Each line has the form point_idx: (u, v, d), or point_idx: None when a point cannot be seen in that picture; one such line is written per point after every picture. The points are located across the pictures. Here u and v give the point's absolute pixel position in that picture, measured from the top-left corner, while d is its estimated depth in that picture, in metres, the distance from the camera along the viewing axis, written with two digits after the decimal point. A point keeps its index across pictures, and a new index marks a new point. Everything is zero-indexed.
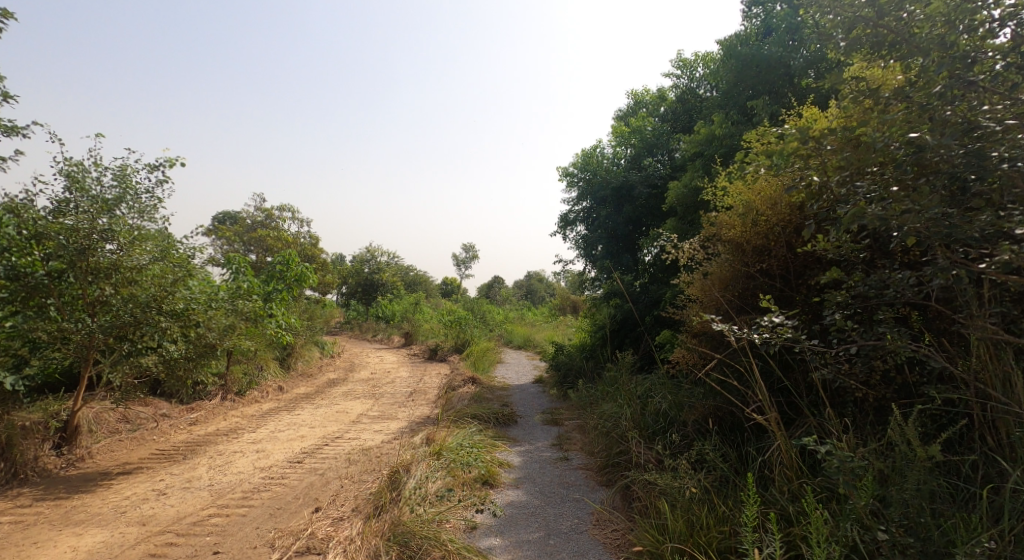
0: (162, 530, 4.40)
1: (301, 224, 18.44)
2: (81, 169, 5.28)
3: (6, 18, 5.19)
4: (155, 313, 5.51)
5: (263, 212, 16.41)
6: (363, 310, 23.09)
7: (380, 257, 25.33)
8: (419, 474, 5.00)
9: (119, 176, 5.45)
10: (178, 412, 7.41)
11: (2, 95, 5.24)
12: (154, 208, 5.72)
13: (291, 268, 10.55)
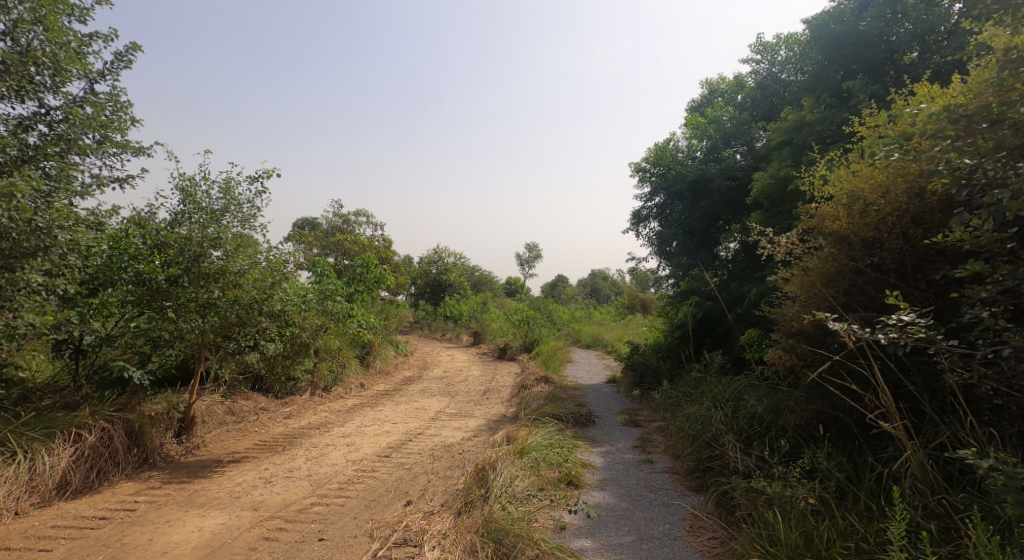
0: (273, 516, 4.71)
1: (375, 228, 19.25)
2: (193, 184, 5.73)
3: (134, 49, 5.78)
4: (257, 314, 5.93)
5: (341, 217, 17.31)
6: (432, 310, 23.68)
7: (449, 257, 25.89)
8: (505, 472, 5.01)
9: (226, 189, 5.88)
10: (274, 406, 7.91)
11: (133, 119, 5.83)
12: (254, 217, 6.13)
13: (370, 270, 11.05)
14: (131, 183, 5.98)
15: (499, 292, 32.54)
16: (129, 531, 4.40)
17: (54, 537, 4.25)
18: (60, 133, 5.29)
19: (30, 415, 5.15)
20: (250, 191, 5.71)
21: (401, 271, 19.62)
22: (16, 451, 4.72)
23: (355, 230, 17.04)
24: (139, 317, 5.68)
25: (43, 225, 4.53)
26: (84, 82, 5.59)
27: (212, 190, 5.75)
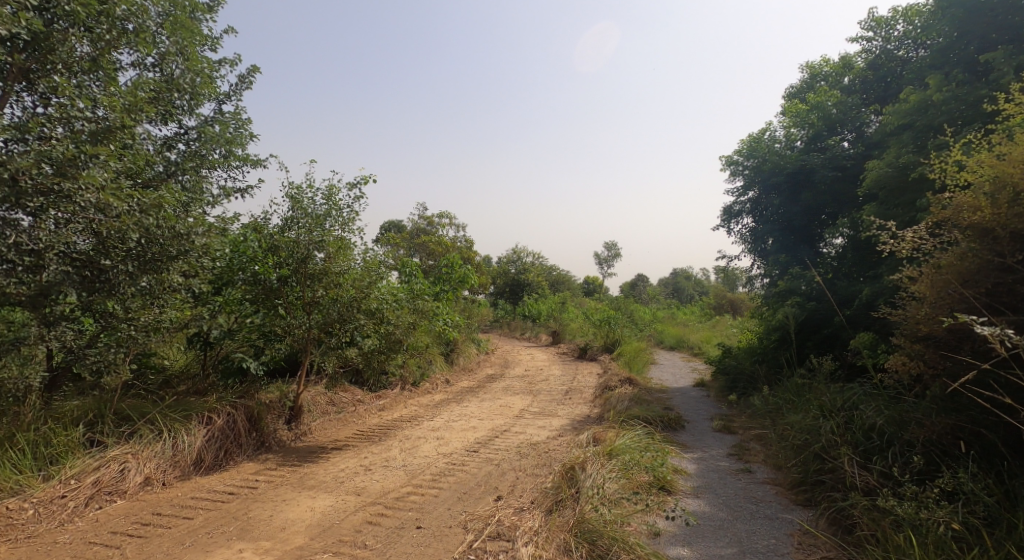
0: (374, 502, 4.93)
1: (458, 229, 19.78)
2: (301, 192, 6.12)
3: (255, 72, 6.31)
4: (356, 312, 6.27)
5: (426, 220, 18.22)
6: (512, 309, 23.85)
7: (528, 257, 26.01)
8: (596, 473, 4.93)
9: (328, 195, 6.22)
10: (369, 398, 8.29)
11: (252, 135, 6.37)
12: (354, 221, 6.45)
13: (455, 270, 11.37)
14: (250, 193, 6.51)
15: (579, 291, 32.28)
16: (253, 506, 4.77)
17: (193, 507, 4.69)
18: (196, 150, 5.92)
19: (169, 399, 5.73)
20: (349, 197, 6.00)
21: (482, 270, 19.94)
22: (164, 429, 5.28)
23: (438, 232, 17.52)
24: (254, 312, 6.07)
25: (183, 231, 5.02)
26: (213, 103, 6.16)
27: (317, 197, 6.10)
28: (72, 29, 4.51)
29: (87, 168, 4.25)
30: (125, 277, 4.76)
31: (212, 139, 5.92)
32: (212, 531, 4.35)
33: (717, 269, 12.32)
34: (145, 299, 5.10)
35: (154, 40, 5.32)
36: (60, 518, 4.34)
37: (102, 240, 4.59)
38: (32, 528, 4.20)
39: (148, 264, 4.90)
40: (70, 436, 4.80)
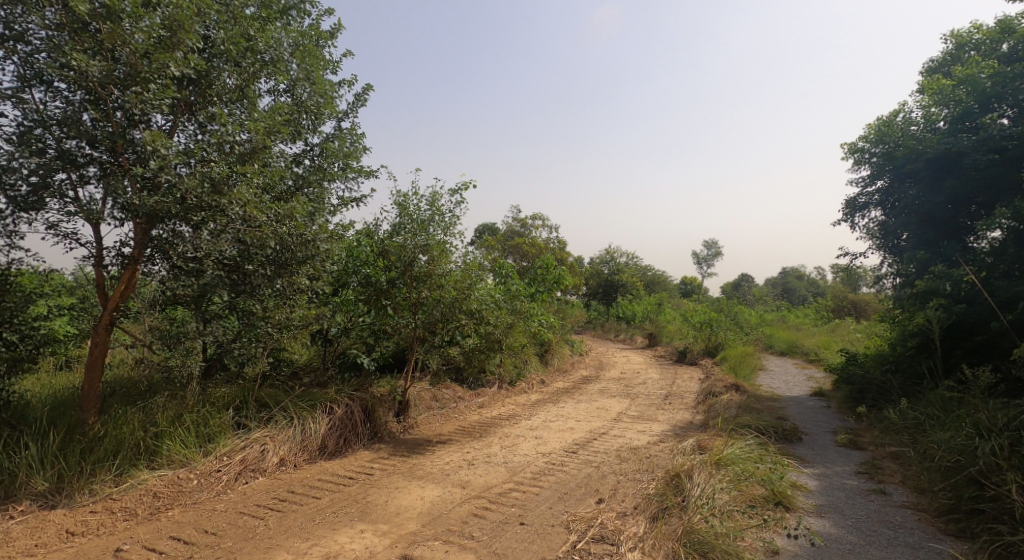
0: (478, 495, 5.11)
1: (551, 230, 19.90)
2: (407, 198, 6.48)
3: (366, 89, 6.80)
4: (458, 313, 6.51)
5: (519, 221, 18.62)
6: (604, 310, 23.50)
7: (621, 257, 25.58)
8: (705, 483, 4.78)
9: (431, 202, 6.52)
10: (469, 395, 8.56)
11: (364, 148, 6.87)
12: (456, 226, 6.68)
13: (550, 270, 11.48)
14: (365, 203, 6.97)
15: (677, 293, 31.23)
16: (371, 491, 5.13)
17: (320, 488, 5.13)
18: (319, 165, 6.44)
19: (298, 389, 6.30)
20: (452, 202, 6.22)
21: (576, 271, 19.90)
22: (293, 417, 5.81)
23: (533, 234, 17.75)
24: (366, 312, 6.57)
25: (310, 237, 5.48)
26: (333, 121, 6.67)
27: (422, 203, 6.42)
28: (225, 65, 5.29)
29: (237, 186, 4.85)
30: (263, 278, 5.31)
31: (332, 154, 6.43)
32: (336, 510, 4.73)
33: (838, 270, 11.40)
34: (279, 299, 5.65)
35: (287, 68, 5.93)
36: (216, 489, 4.92)
37: (245, 246, 5.09)
38: (197, 495, 4.80)
39: (284, 267, 5.42)
40: (221, 418, 5.42)
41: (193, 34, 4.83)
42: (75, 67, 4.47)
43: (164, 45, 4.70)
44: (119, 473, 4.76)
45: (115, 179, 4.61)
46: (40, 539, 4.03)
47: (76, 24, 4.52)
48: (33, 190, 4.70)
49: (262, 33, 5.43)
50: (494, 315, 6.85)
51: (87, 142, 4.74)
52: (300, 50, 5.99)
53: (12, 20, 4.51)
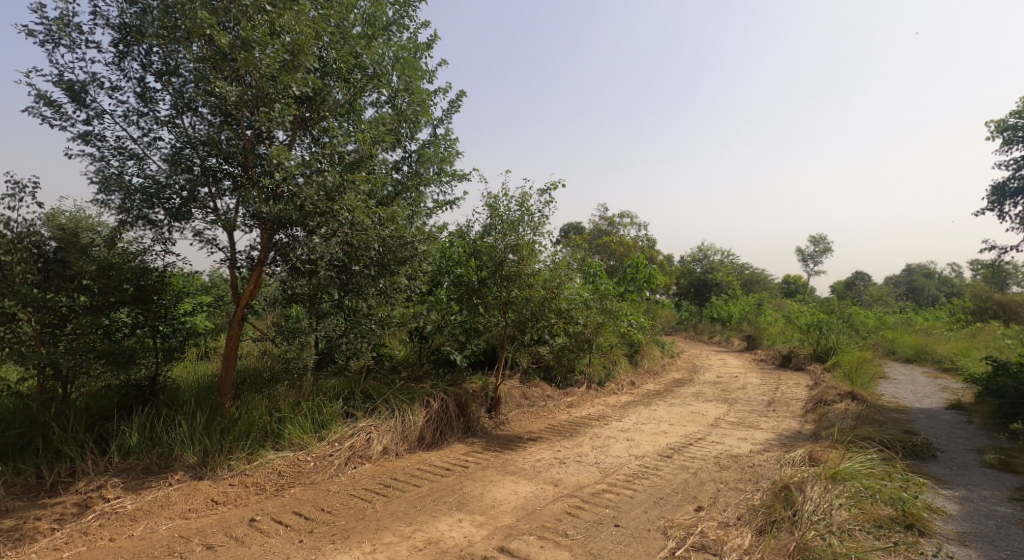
0: (570, 494, 5.26)
1: (640, 227, 19.61)
2: (497, 199, 6.75)
3: (460, 96, 7.15)
4: (548, 312, 6.66)
5: (607, 219, 18.55)
6: (697, 310, 22.79)
7: (716, 255, 24.69)
8: (819, 498, 4.65)
9: (521, 203, 6.74)
10: (558, 395, 8.73)
11: (457, 153, 7.24)
12: (546, 226, 6.85)
13: (641, 270, 11.43)
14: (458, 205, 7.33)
15: (781, 293, 29.61)
16: (466, 482, 5.44)
17: (421, 477, 5.47)
18: (416, 170, 6.87)
19: (398, 384, 6.81)
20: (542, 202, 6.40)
21: (666, 271, 19.53)
22: (395, 409, 6.26)
23: (621, 233, 17.65)
24: (458, 311, 6.95)
25: (409, 239, 5.89)
26: (429, 128, 7.09)
27: (512, 204, 6.67)
28: (336, 82, 5.79)
29: (347, 193, 5.30)
30: (368, 279, 5.81)
31: (428, 159, 6.83)
32: (435, 500, 4.99)
33: (980, 266, 10.37)
34: (382, 298, 6.08)
35: (389, 82, 6.37)
36: (329, 472, 5.33)
37: (352, 248, 5.57)
38: (313, 476, 5.23)
39: (387, 269, 5.89)
40: (332, 408, 5.97)
41: (311, 56, 5.33)
42: (217, 92, 5.08)
43: (287, 68, 5.24)
44: (251, 452, 5.28)
45: (246, 190, 5.20)
46: (192, 505, 4.46)
47: (218, 56, 5.11)
48: (183, 202, 5.42)
49: (367, 51, 5.91)
50: (583, 314, 7.01)
51: (224, 159, 5.38)
52: (400, 63, 6.42)
53: (168, 56, 5.22)
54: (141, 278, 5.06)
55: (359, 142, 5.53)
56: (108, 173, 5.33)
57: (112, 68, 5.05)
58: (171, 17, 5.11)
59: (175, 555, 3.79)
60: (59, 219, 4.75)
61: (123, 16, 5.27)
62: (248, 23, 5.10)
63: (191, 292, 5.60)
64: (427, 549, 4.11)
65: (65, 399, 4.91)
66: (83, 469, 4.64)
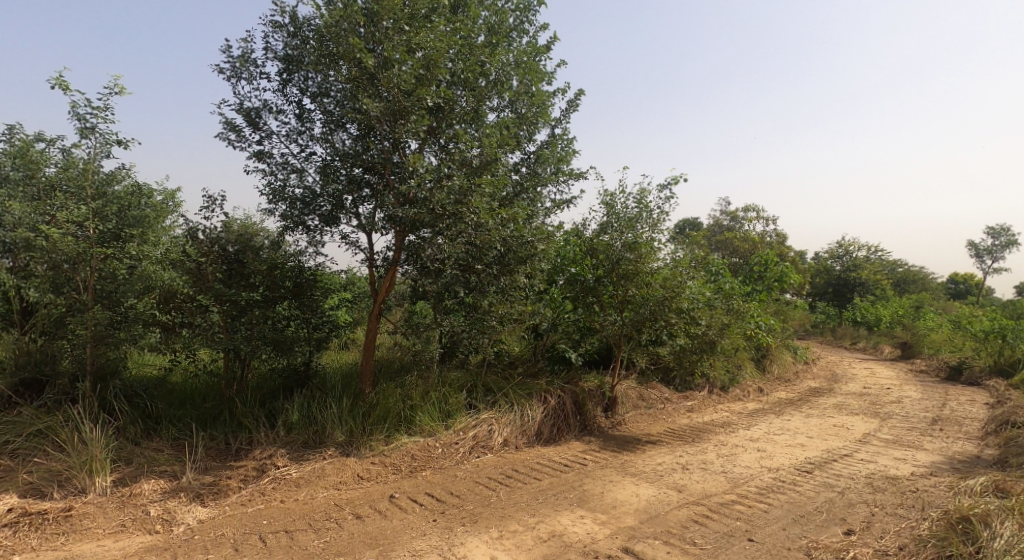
0: (698, 502, 5.06)
1: (767, 221, 18.40)
2: (614, 197, 6.79)
3: (577, 94, 7.28)
4: (667, 311, 6.47)
5: (729, 214, 17.70)
6: (836, 312, 20.99)
7: (859, 251, 22.56)
8: (1011, 536, 3.87)
9: (639, 199, 6.71)
10: (677, 398, 8.57)
11: (574, 152, 7.38)
12: (664, 223, 6.75)
13: (770, 268, 10.81)
14: (575, 204, 7.46)
15: (943, 294, 26.38)
16: (586, 480, 5.47)
17: (541, 471, 5.62)
18: (535, 170, 7.11)
19: (516, 379, 7.12)
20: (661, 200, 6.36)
21: (800, 269, 18.24)
22: (513, 403, 6.59)
23: (746, 228, 16.82)
24: (573, 310, 7.11)
25: (530, 239, 6.14)
26: (547, 129, 7.30)
27: (629, 201, 6.67)
28: (462, 91, 6.17)
29: (475, 196, 5.66)
30: (491, 277, 6.15)
31: (545, 160, 7.04)
32: (556, 494, 5.10)
33: None
34: (503, 295, 6.39)
35: (511, 86, 6.64)
36: (456, 458, 5.69)
37: (476, 248, 5.93)
38: (441, 461, 5.61)
39: (507, 267, 6.20)
40: (457, 399, 6.41)
41: (443, 68, 5.71)
42: (363, 109, 5.62)
43: (423, 82, 5.66)
44: (388, 435, 5.80)
45: (385, 196, 5.73)
46: (342, 477, 5.02)
47: (364, 76, 5.65)
48: (333, 209, 6.08)
49: (492, 59, 6.22)
50: (705, 315, 6.80)
51: (367, 169, 5.94)
52: (521, 67, 6.64)
53: (323, 79, 5.86)
54: (299, 275, 5.74)
55: (483, 146, 5.77)
56: (275, 186, 6.13)
57: (278, 94, 5.78)
58: (326, 45, 5.72)
59: (331, 520, 4.26)
60: (234, 226, 5.46)
61: (287, 48, 6.01)
62: (389, 43, 5.57)
63: (339, 289, 6.25)
64: (551, 541, 4.20)
65: (242, 379, 5.75)
66: (257, 439, 5.41)
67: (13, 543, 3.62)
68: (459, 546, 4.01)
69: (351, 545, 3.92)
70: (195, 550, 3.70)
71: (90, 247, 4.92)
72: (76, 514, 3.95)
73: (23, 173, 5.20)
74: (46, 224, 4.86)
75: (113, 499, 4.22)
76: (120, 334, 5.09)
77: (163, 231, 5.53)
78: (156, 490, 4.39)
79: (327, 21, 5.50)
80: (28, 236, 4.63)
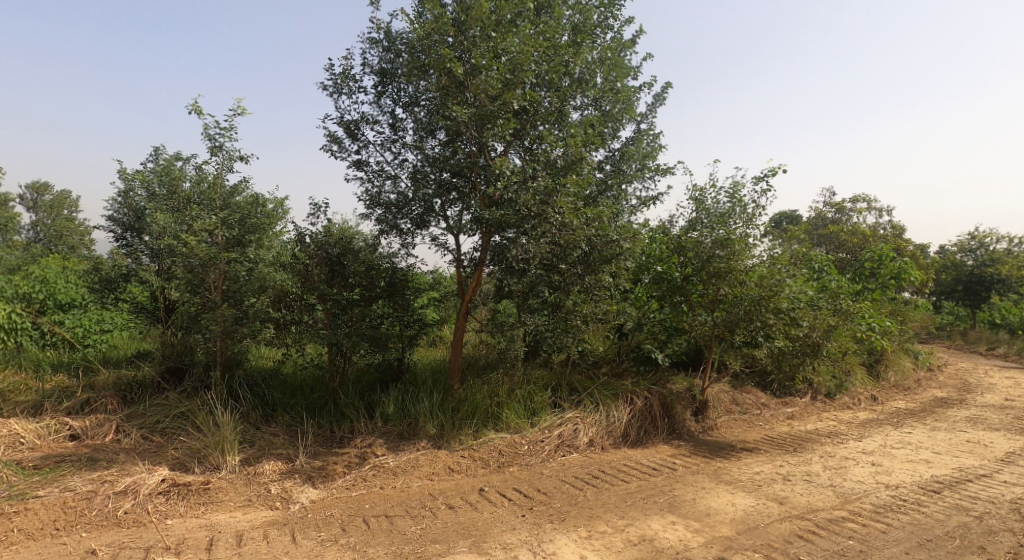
0: (803, 516, 4.73)
1: (880, 213, 17.06)
2: (704, 192, 6.61)
3: (664, 87, 7.16)
4: (765, 310, 6.18)
5: (835, 205, 16.62)
6: (965, 313, 18.98)
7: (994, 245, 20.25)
8: None
9: (732, 194, 6.49)
10: (776, 404, 8.16)
11: (661, 146, 7.28)
12: (759, 218, 6.48)
13: (886, 264, 10.00)
14: (662, 200, 7.35)
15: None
16: (677, 485, 5.34)
17: (628, 473, 5.58)
18: (620, 168, 7.07)
19: (601, 379, 7.13)
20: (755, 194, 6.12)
21: (921, 264, 16.73)
22: (598, 403, 6.61)
23: (854, 220, 15.74)
24: (659, 309, 7.04)
25: (616, 238, 6.16)
26: (632, 125, 7.25)
27: (721, 196, 6.46)
28: (547, 92, 6.24)
29: (559, 196, 5.76)
30: (576, 276, 6.22)
31: (631, 156, 7.00)
32: (645, 498, 5.04)
33: None
34: (587, 294, 6.41)
35: (596, 84, 6.66)
36: (541, 456, 5.78)
37: (561, 248, 6.00)
38: (528, 458, 5.71)
39: (592, 267, 6.25)
40: (542, 397, 6.52)
41: (529, 71, 5.85)
42: (452, 116, 5.81)
43: (509, 85, 5.82)
44: (476, 430, 6.00)
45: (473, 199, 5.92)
46: (433, 469, 5.26)
47: (453, 84, 5.89)
48: (423, 212, 6.38)
49: (576, 58, 6.28)
50: (807, 316, 6.41)
51: (456, 173, 6.16)
52: (606, 64, 6.65)
53: (415, 89, 6.16)
54: (393, 275, 6.09)
55: (568, 146, 5.83)
56: (372, 193, 6.54)
57: (374, 105, 6.16)
58: (418, 57, 5.99)
59: (425, 509, 4.51)
60: (332, 230, 5.85)
61: (382, 61, 6.39)
62: (476, 50, 5.75)
63: (428, 289, 6.53)
64: (642, 545, 4.18)
65: (343, 372, 6.19)
66: (358, 429, 5.79)
67: (166, 508, 4.13)
68: (548, 543, 4.11)
69: (445, 534, 4.12)
70: (308, 528, 4.05)
71: (219, 251, 5.59)
72: (212, 487, 4.44)
73: (166, 189, 5.96)
74: (184, 231, 5.55)
75: (240, 476, 4.69)
76: (242, 329, 5.66)
77: (275, 236, 6.11)
78: (275, 471, 4.84)
79: (419, 34, 5.78)
80: (172, 244, 5.38)
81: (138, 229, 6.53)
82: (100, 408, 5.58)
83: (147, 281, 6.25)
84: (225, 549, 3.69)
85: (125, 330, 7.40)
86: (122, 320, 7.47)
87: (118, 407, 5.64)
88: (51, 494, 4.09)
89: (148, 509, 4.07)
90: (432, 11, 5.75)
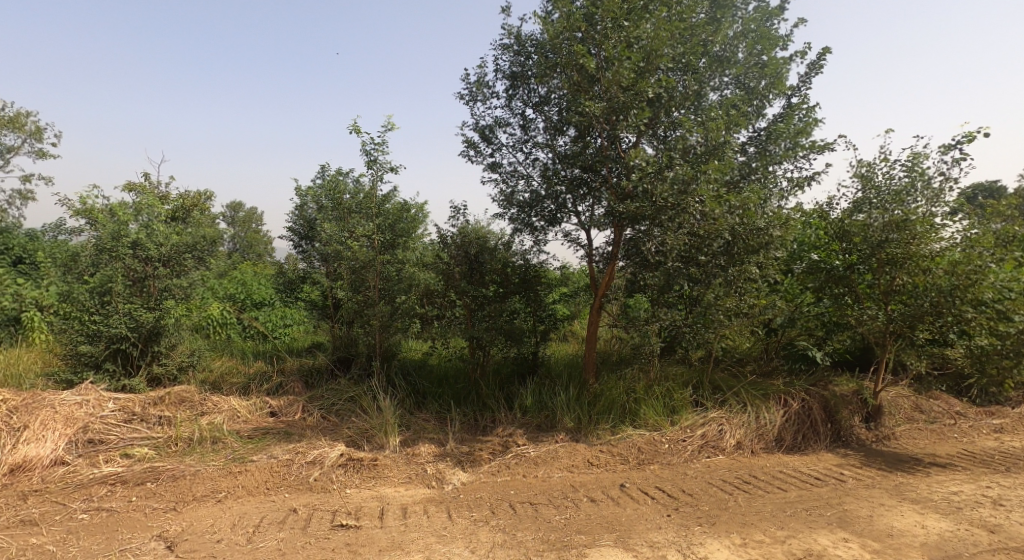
0: (1019, 549, 4.12)
1: None
2: (873, 168, 6.01)
3: (823, 52, 6.53)
4: (960, 302, 5.46)
5: None
6: None
7: None
8: None
9: (912, 166, 5.83)
10: (976, 415, 7.11)
11: (813, 119, 6.71)
12: (946, 193, 5.74)
13: None
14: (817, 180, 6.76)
15: None
16: (847, 499, 4.92)
17: (785, 481, 5.25)
18: (765, 148, 6.61)
19: (753, 380, 6.80)
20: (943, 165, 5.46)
21: None
22: (746, 404, 6.30)
23: None
24: (817, 302, 6.50)
25: (765, 225, 5.82)
26: (782, 100, 6.71)
27: (895, 171, 5.84)
28: (684, 76, 6.04)
29: (699, 184, 5.52)
30: (719, 269, 5.96)
31: (780, 135, 6.50)
32: (807, 508, 4.72)
33: None
34: (729, 288, 6.08)
35: (737, 61, 6.30)
36: (684, 456, 5.63)
37: (700, 238, 5.79)
38: (669, 457, 5.59)
39: (735, 258, 5.95)
40: (683, 395, 6.34)
41: (663, 56, 5.71)
42: (582, 112, 5.84)
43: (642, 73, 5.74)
44: (613, 425, 6.01)
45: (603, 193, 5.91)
46: (572, 461, 5.35)
47: (584, 80, 5.92)
48: (556, 209, 6.51)
49: (716, 36, 6.06)
50: None
51: (586, 169, 6.19)
52: (748, 37, 6.25)
53: (546, 88, 6.28)
54: (526, 271, 6.28)
55: (706, 131, 5.60)
56: (507, 193, 6.79)
57: (506, 108, 6.39)
58: (550, 57, 6.10)
59: (568, 499, 4.64)
60: (465, 229, 6.15)
61: (513, 65, 6.61)
62: (608, 42, 5.73)
63: (559, 284, 6.64)
64: None
65: (482, 365, 6.54)
66: (499, 418, 6.09)
67: (345, 479, 4.68)
68: (698, 546, 4.03)
69: (590, 526, 4.21)
70: (462, 507, 4.36)
71: (377, 254, 6.22)
72: (380, 463, 4.93)
73: (332, 201, 6.71)
74: (347, 237, 6.25)
75: (401, 456, 5.15)
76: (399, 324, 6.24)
77: (419, 239, 6.61)
78: (430, 453, 5.26)
79: (549, 34, 5.91)
80: (339, 249, 6.12)
81: (309, 237, 7.43)
82: (288, 390, 6.43)
83: (318, 282, 7.10)
84: (394, 519, 4.10)
85: (303, 325, 8.44)
86: (300, 316, 8.50)
87: (301, 390, 6.45)
88: (261, 459, 4.82)
89: (331, 478, 4.64)
90: (563, 10, 5.83)
